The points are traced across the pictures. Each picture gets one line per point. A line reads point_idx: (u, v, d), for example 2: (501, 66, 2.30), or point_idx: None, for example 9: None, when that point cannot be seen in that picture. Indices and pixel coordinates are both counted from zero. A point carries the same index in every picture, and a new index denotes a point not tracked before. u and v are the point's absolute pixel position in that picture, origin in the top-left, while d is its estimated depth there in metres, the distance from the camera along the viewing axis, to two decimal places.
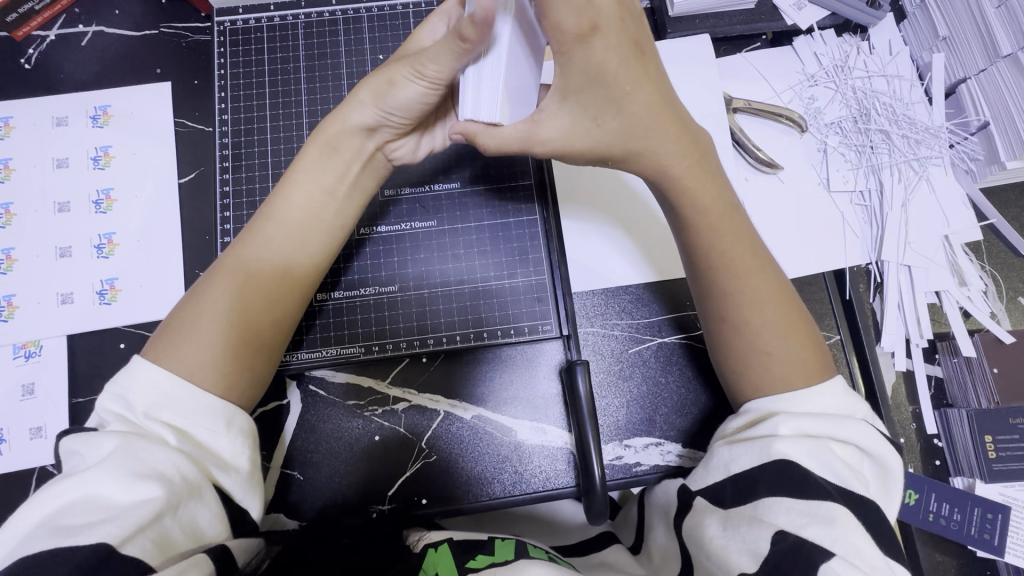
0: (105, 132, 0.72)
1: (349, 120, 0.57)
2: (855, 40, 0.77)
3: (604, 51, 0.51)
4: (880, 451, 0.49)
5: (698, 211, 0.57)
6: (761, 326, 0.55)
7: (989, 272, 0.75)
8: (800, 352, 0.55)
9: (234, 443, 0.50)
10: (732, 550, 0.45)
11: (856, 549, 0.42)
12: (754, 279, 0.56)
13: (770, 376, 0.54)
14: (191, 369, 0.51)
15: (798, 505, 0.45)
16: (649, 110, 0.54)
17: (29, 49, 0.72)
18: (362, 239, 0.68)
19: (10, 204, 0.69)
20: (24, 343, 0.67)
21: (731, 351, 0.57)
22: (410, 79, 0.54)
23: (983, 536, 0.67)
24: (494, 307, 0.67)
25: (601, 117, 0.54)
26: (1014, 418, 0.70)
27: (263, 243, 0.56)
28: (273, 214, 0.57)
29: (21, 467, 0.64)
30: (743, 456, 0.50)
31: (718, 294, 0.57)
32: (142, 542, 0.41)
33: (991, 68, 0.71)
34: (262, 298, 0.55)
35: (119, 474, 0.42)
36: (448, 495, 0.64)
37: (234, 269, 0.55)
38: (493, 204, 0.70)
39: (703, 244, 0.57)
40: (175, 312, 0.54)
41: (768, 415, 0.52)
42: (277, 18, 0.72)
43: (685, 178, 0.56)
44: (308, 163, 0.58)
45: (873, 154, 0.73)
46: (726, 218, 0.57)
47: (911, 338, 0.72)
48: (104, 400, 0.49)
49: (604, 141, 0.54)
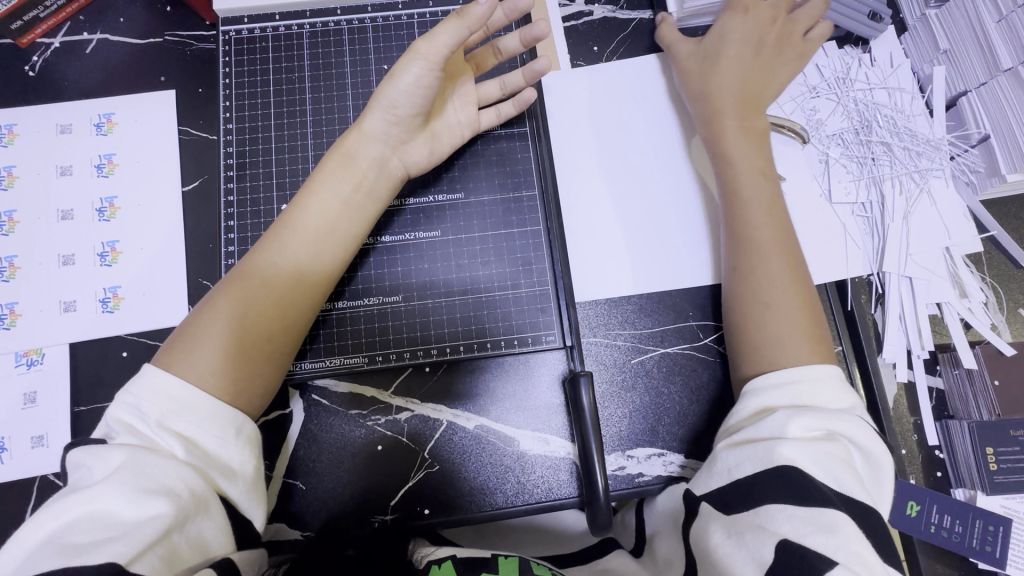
0: (108, 140, 0.72)
1: (366, 130, 0.60)
2: (857, 52, 0.77)
3: (754, 20, 0.71)
4: (876, 452, 0.50)
5: (743, 146, 0.66)
6: (768, 278, 0.60)
7: (990, 283, 0.75)
8: (797, 318, 0.59)
9: (242, 451, 0.50)
10: (737, 558, 0.45)
11: (857, 555, 0.43)
12: (766, 232, 0.62)
13: (771, 337, 0.58)
14: (200, 373, 0.51)
15: (800, 513, 0.45)
16: (755, 67, 0.69)
17: (33, 56, 0.73)
18: (364, 249, 0.68)
19: (13, 212, 0.69)
20: (26, 351, 0.67)
21: (743, 315, 0.61)
22: (410, 63, 0.55)
23: (984, 548, 0.67)
24: (498, 317, 0.67)
25: (709, 63, 0.70)
26: (1015, 430, 0.69)
27: (282, 250, 0.57)
28: (291, 223, 0.58)
29: (22, 476, 0.64)
30: (746, 461, 0.50)
31: (744, 244, 0.62)
32: (151, 559, 0.41)
33: (991, 82, 0.70)
34: (275, 303, 0.56)
35: (127, 490, 0.42)
36: (452, 505, 0.64)
37: (249, 276, 0.56)
38: (498, 214, 0.70)
39: (741, 188, 0.64)
40: (190, 319, 0.55)
41: (765, 411, 0.54)
42: (282, 28, 0.72)
43: (728, 130, 0.66)
44: (326, 174, 0.60)
45: (875, 166, 0.74)
46: (755, 179, 0.65)
47: (912, 349, 0.72)
48: (115, 409, 0.49)
49: (705, 75, 0.69)
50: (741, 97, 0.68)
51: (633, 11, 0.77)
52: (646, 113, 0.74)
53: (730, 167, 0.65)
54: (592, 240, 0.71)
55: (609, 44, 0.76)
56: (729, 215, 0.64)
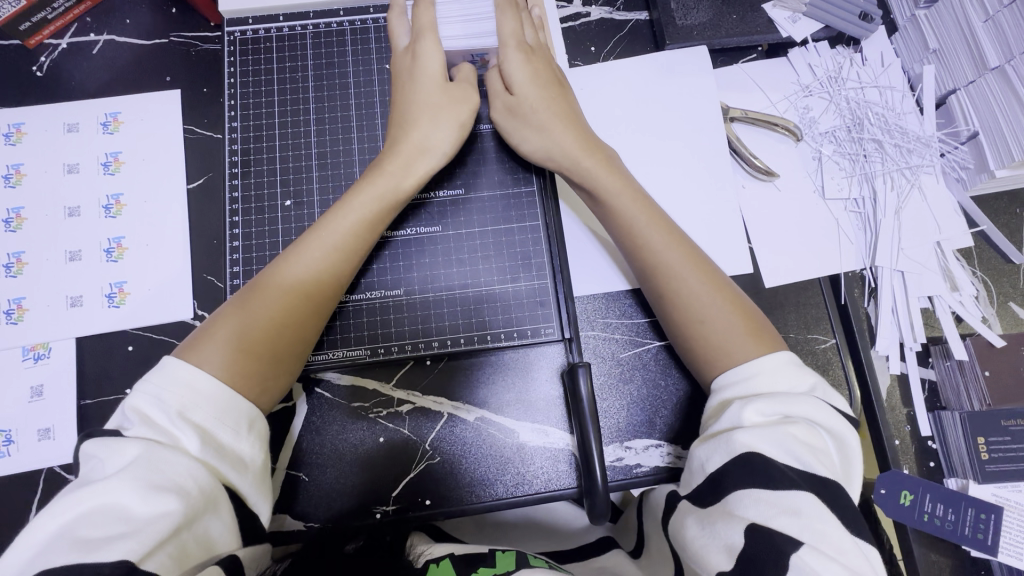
0: (115, 138, 0.73)
1: (412, 165, 0.64)
2: (848, 52, 0.79)
3: (524, 64, 0.67)
4: (832, 424, 0.51)
5: (629, 199, 0.64)
6: (697, 296, 0.60)
7: (980, 278, 0.76)
8: (735, 320, 0.59)
9: (253, 445, 0.52)
10: (710, 548, 0.47)
11: (824, 535, 0.44)
12: (675, 256, 0.62)
13: (710, 342, 0.59)
14: (218, 367, 0.53)
15: (765, 496, 0.46)
16: (570, 134, 0.67)
17: (41, 57, 0.74)
18: (381, 242, 0.69)
19: (21, 208, 0.70)
20: (33, 345, 0.68)
21: (681, 328, 0.61)
22: (451, 123, 0.65)
23: (977, 536, 0.68)
24: (497, 310, 0.68)
25: (528, 121, 0.67)
26: (1007, 420, 0.70)
27: (309, 258, 0.59)
28: (324, 235, 0.60)
29: (30, 468, 0.65)
30: (714, 454, 0.51)
31: (653, 268, 0.62)
32: (161, 557, 0.43)
33: (979, 80, 0.72)
34: (304, 303, 0.58)
35: (138, 487, 0.43)
36: (451, 496, 0.65)
37: (278, 282, 0.58)
38: (498, 209, 0.71)
39: (637, 231, 0.63)
40: (218, 315, 0.57)
41: (723, 405, 0.56)
42: (286, 29, 0.74)
43: (593, 171, 0.65)
44: (372, 186, 0.63)
45: (867, 163, 0.75)
46: (637, 205, 0.64)
47: (905, 342, 0.73)
48: (133, 399, 0.50)
49: (549, 144, 0.66)
50: (583, 134, 0.67)
51: (630, 12, 0.78)
52: (643, 112, 0.75)
53: (620, 214, 0.64)
54: (589, 238, 0.73)
55: (607, 44, 0.77)
56: (630, 247, 0.64)
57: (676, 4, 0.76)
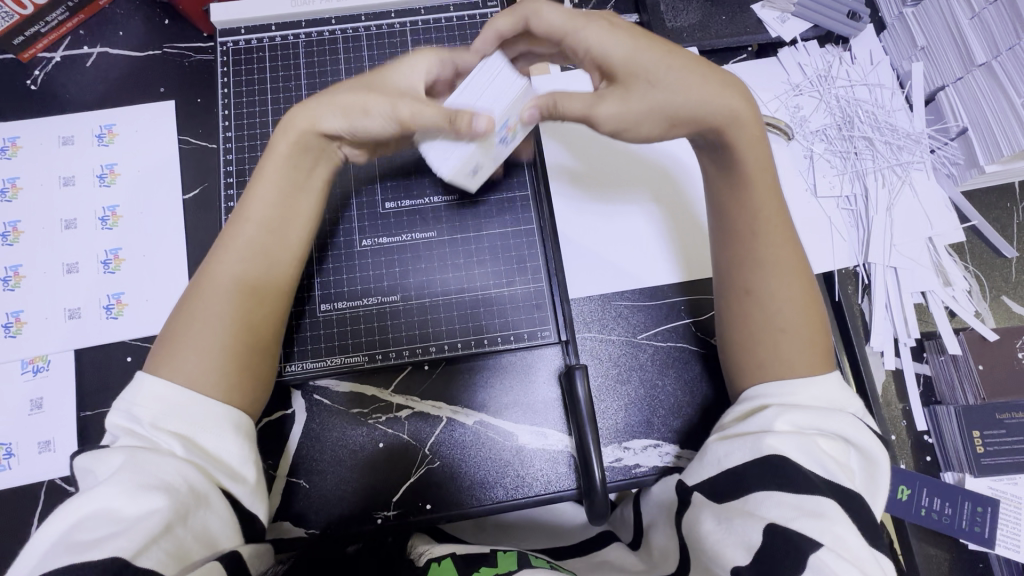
0: (110, 150, 0.73)
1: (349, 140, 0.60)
2: (837, 50, 0.80)
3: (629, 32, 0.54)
4: (869, 446, 0.50)
5: (748, 180, 0.57)
6: (780, 299, 0.57)
7: (972, 272, 0.77)
8: (808, 335, 0.56)
9: (241, 447, 0.52)
10: (726, 543, 0.47)
11: (839, 537, 0.44)
12: (782, 248, 0.57)
13: (779, 352, 0.56)
14: (192, 376, 0.52)
15: (788, 498, 0.47)
16: (713, 85, 0.53)
17: (35, 70, 0.74)
18: (376, 249, 0.69)
19: (18, 221, 0.71)
20: (32, 358, 0.68)
21: (747, 323, 0.58)
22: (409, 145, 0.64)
23: (974, 529, 0.68)
24: (494, 314, 0.69)
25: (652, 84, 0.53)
26: (1002, 413, 0.71)
27: (242, 246, 0.56)
28: (250, 216, 0.57)
29: (30, 481, 0.65)
30: (736, 450, 0.51)
31: (750, 258, 0.58)
32: (156, 553, 0.42)
33: (967, 76, 0.73)
34: (257, 295, 0.56)
35: (126, 488, 0.44)
36: (452, 500, 0.66)
37: (220, 277, 0.55)
38: (492, 213, 0.71)
39: (754, 213, 0.58)
40: (170, 323, 0.55)
41: (761, 407, 0.54)
42: (278, 38, 0.74)
43: (738, 145, 0.56)
44: (281, 150, 0.57)
45: (858, 160, 0.76)
46: (764, 188, 0.57)
47: (899, 338, 0.74)
48: (113, 416, 0.50)
49: (699, 101, 0.53)
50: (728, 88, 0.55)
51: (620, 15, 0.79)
52: None
53: (742, 194, 0.58)
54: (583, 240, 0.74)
55: None
56: (743, 229, 0.58)
57: (666, 7, 0.77)
